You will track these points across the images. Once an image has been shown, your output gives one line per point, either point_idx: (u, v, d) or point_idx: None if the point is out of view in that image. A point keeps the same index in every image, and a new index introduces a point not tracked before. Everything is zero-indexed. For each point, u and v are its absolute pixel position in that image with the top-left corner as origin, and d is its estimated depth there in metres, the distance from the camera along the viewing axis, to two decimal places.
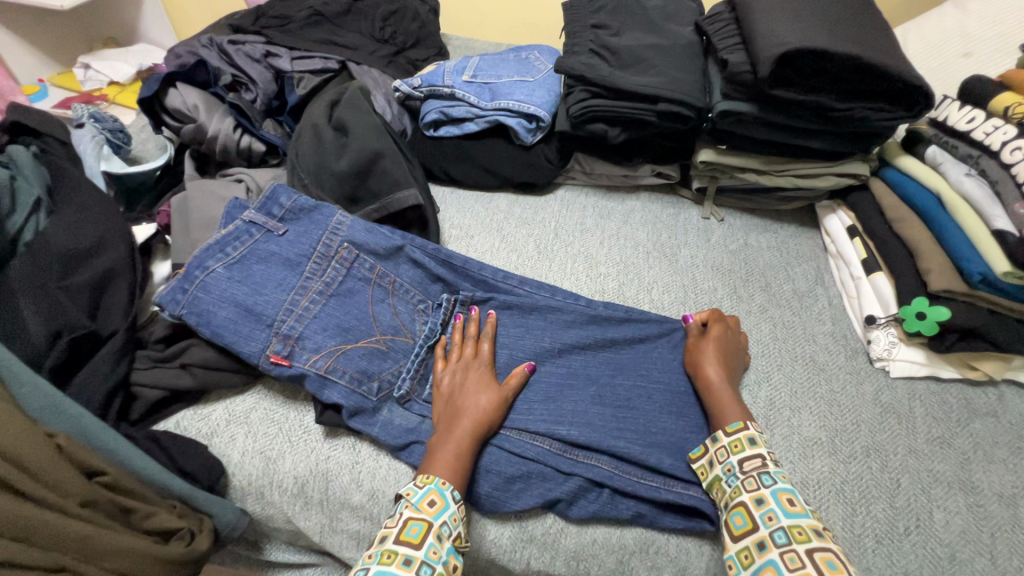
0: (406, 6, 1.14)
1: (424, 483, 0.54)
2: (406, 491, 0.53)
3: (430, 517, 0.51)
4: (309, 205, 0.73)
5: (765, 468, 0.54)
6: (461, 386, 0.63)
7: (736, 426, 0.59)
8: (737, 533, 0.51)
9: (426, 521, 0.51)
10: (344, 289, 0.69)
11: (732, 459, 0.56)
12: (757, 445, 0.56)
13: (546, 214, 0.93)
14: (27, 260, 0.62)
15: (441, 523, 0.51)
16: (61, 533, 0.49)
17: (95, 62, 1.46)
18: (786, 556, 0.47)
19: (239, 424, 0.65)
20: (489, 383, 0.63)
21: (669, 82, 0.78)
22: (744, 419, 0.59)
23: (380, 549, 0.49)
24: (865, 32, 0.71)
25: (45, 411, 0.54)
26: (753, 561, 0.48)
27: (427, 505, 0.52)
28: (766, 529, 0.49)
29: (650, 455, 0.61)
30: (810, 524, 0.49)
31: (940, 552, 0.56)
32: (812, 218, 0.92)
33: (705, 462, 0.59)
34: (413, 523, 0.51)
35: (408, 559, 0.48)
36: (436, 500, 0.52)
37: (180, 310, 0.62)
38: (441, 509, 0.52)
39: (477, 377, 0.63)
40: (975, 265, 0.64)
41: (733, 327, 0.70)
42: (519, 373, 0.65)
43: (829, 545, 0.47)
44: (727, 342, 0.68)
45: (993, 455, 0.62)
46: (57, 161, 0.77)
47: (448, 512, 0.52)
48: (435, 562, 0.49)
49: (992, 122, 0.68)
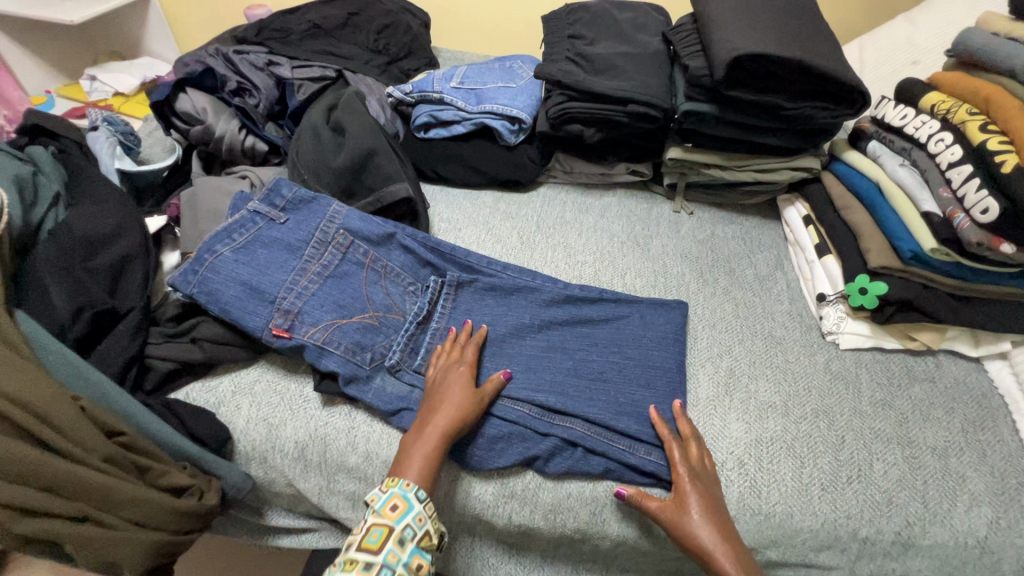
0: (399, 20, 1.22)
1: (388, 488, 0.56)
2: (371, 498, 0.56)
3: (391, 521, 0.54)
4: (308, 197, 0.80)
5: None
6: (441, 386, 0.66)
7: None
8: None
9: (387, 527, 0.53)
10: (340, 272, 0.75)
11: None
12: None
13: (529, 209, 1.00)
14: (51, 245, 0.68)
15: (404, 526, 0.54)
16: (84, 484, 0.55)
17: (101, 75, 1.54)
18: None
19: (244, 394, 0.71)
20: (466, 384, 0.65)
21: (637, 86, 0.86)
22: None
23: (344, 557, 0.52)
24: (809, 40, 0.80)
25: (70, 375, 0.60)
26: None
27: (389, 509, 0.55)
28: None
29: (620, 417, 0.67)
30: None
31: (879, 498, 0.62)
32: (774, 210, 0.99)
33: None
34: (375, 529, 0.53)
35: (368, 564, 0.51)
36: (399, 504, 0.55)
37: (192, 289, 0.69)
38: (404, 513, 0.54)
39: (457, 376, 0.66)
40: (907, 243, 0.72)
41: (700, 468, 0.62)
42: (495, 380, 0.68)
43: None
44: (704, 500, 0.59)
45: (929, 414, 0.69)
46: (74, 160, 0.84)
47: (411, 514, 0.55)
48: (395, 565, 0.52)
49: (920, 118, 0.75)
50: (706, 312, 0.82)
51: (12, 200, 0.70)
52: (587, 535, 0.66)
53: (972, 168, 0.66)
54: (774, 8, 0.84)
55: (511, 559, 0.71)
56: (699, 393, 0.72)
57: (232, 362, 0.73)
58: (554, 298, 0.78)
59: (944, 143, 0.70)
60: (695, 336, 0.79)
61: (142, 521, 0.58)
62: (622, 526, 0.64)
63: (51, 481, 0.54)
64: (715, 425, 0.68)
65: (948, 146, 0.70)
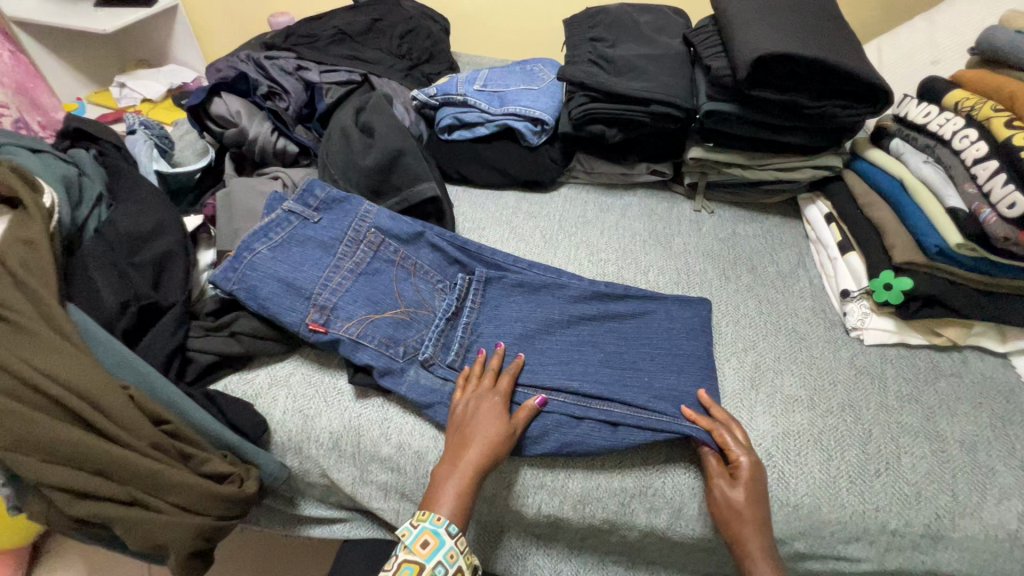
0: (421, 26, 1.25)
1: (417, 523, 0.57)
2: (402, 532, 0.57)
3: (421, 558, 0.55)
4: (339, 197, 0.82)
5: None
6: (473, 416, 0.64)
7: None
8: None
9: (417, 563, 0.55)
10: (371, 269, 0.77)
11: None
12: None
13: (551, 209, 1.01)
14: (97, 242, 0.71)
15: (434, 563, 0.55)
16: (134, 468, 0.58)
17: (130, 82, 1.59)
18: None
19: (280, 386, 0.73)
20: (500, 417, 0.64)
21: (659, 87, 0.87)
22: None
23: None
24: (831, 39, 0.81)
25: (118, 366, 0.63)
26: None
27: (420, 547, 0.56)
28: None
29: (657, 401, 0.68)
30: None
31: (907, 491, 0.63)
32: (794, 209, 1.00)
33: None
34: (406, 565, 0.55)
35: None
36: (429, 540, 0.56)
37: (232, 286, 0.71)
38: (434, 550, 0.56)
39: (490, 408, 0.65)
40: (932, 238, 0.72)
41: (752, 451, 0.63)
42: (529, 408, 0.66)
43: None
44: (751, 482, 0.60)
45: (956, 408, 0.69)
46: (114, 161, 0.87)
47: (441, 551, 0.56)
48: None
49: (945, 115, 0.76)
50: (729, 308, 0.83)
51: (60, 199, 0.73)
52: (616, 526, 0.67)
53: (998, 164, 0.67)
54: (795, 9, 0.86)
55: (540, 549, 0.72)
56: (725, 387, 0.73)
57: (268, 356, 0.75)
58: (581, 294, 0.79)
59: (969, 140, 0.71)
60: (719, 331, 0.80)
61: (186, 504, 0.60)
62: (650, 517, 0.65)
63: (103, 466, 0.57)
64: (742, 419, 0.69)
65: (972, 143, 0.70)
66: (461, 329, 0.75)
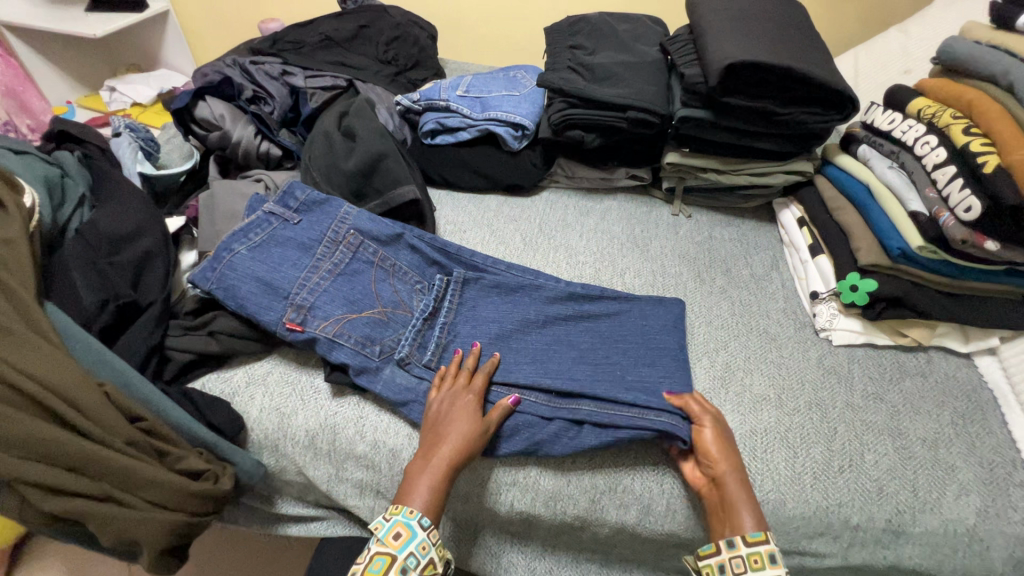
0: (407, 33, 1.27)
1: (392, 516, 0.57)
2: (375, 525, 0.57)
3: (393, 550, 0.55)
4: (320, 199, 0.84)
5: None
6: (448, 413, 0.65)
7: (756, 536, 0.56)
8: (750, 539, 0.56)
9: (389, 555, 0.55)
10: (350, 270, 0.78)
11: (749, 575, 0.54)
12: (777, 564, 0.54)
13: (532, 212, 1.03)
14: (77, 242, 0.72)
15: (405, 555, 0.55)
16: (108, 464, 0.58)
17: (120, 86, 1.60)
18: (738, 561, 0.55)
19: (258, 385, 0.74)
20: (474, 414, 0.65)
21: (635, 93, 0.89)
22: (762, 529, 0.57)
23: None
24: (800, 48, 0.83)
25: (96, 364, 0.64)
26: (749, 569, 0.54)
27: (393, 539, 0.55)
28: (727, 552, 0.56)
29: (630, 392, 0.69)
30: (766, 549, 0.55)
31: (869, 487, 0.64)
32: (770, 214, 1.02)
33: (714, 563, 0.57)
34: (378, 557, 0.55)
35: None
36: (402, 532, 0.56)
37: (211, 286, 0.72)
38: (407, 541, 0.55)
39: (465, 405, 0.65)
40: (895, 241, 0.74)
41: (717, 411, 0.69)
42: (501, 407, 0.67)
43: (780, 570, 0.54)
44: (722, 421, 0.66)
45: (920, 407, 0.71)
46: (98, 164, 0.88)
47: (413, 543, 0.55)
48: None
49: (907, 122, 0.78)
50: (703, 310, 0.84)
51: (42, 200, 0.74)
52: (586, 523, 0.68)
53: (956, 169, 0.69)
54: (766, 19, 0.88)
55: (514, 546, 0.73)
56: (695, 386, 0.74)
57: (247, 355, 0.76)
58: (559, 294, 0.81)
59: (930, 146, 0.73)
60: (693, 332, 0.81)
61: (160, 501, 0.61)
62: (619, 513, 0.67)
63: (76, 461, 0.57)
64: None
65: (934, 148, 0.73)
66: (438, 329, 0.76)
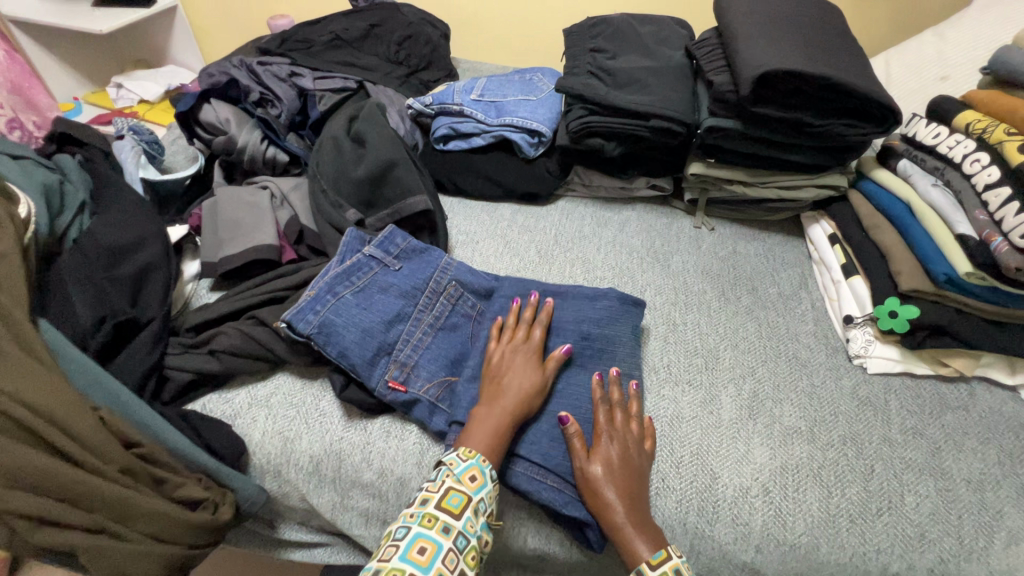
0: (419, 32, 1.23)
1: (467, 457, 0.57)
2: (451, 460, 0.57)
3: (471, 491, 0.55)
4: (420, 247, 0.80)
5: None
6: (508, 366, 0.66)
7: (660, 556, 0.54)
8: (654, 561, 0.54)
9: (466, 495, 0.55)
10: (449, 324, 0.74)
11: None
12: None
13: (547, 223, 0.99)
14: (76, 253, 0.69)
15: (479, 499, 0.55)
16: (103, 496, 0.55)
17: (127, 82, 1.57)
18: None
19: (260, 407, 0.70)
20: (537, 365, 0.67)
21: (659, 100, 0.85)
22: (664, 547, 0.55)
23: (422, 511, 0.53)
24: (837, 56, 0.78)
25: (91, 386, 0.61)
26: None
27: (468, 479, 0.56)
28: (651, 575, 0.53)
29: None
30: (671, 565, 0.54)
31: (910, 532, 0.60)
32: (798, 227, 0.98)
33: None
34: (454, 493, 0.55)
35: (446, 527, 0.53)
36: (477, 475, 0.56)
37: (311, 329, 0.67)
38: (481, 485, 0.56)
39: (616, 428, 0.63)
40: (940, 266, 0.69)
41: (618, 433, 0.62)
42: (557, 357, 0.68)
43: None
44: (622, 460, 0.60)
45: (963, 445, 0.66)
46: (99, 168, 0.85)
47: (486, 489, 0.56)
48: (470, 535, 0.54)
49: (955, 137, 0.74)
50: (728, 332, 0.80)
51: (39, 208, 0.71)
52: (605, 562, 0.64)
53: (1011, 190, 0.65)
54: (801, 23, 0.83)
55: None
56: (722, 415, 0.70)
57: (249, 374, 0.73)
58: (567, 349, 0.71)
59: (980, 164, 0.69)
60: (718, 356, 0.77)
61: (157, 532, 0.58)
62: None
63: (68, 493, 0.54)
64: (739, 450, 0.66)
65: (984, 167, 0.69)
66: None
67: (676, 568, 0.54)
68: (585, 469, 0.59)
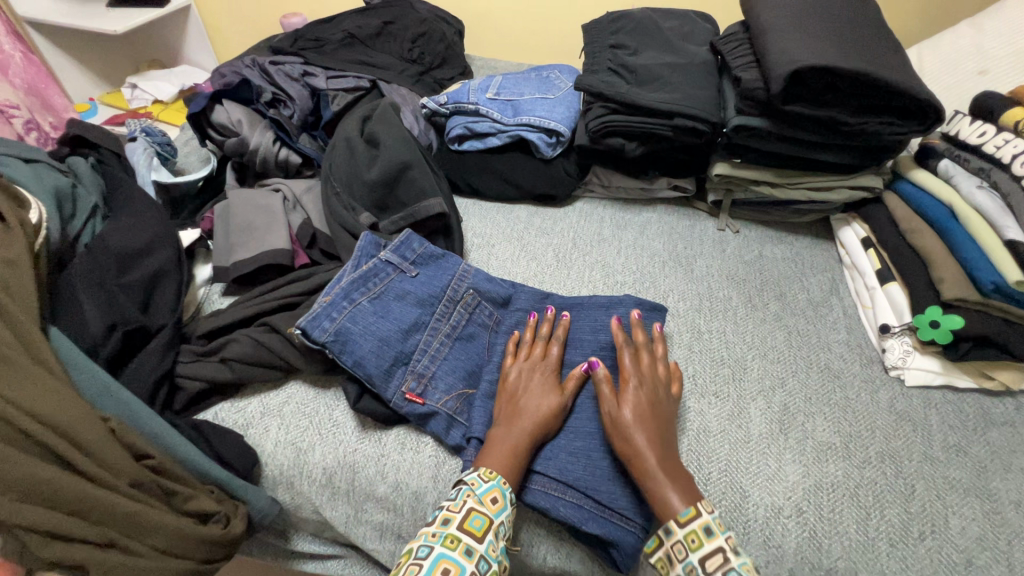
0: (433, 29, 1.21)
1: (489, 478, 0.55)
2: (471, 481, 0.55)
3: (491, 513, 0.53)
4: (437, 253, 0.78)
5: (728, 564, 0.49)
6: (527, 385, 0.64)
7: (688, 514, 0.52)
8: (682, 519, 0.52)
9: (487, 517, 0.53)
10: (466, 333, 0.72)
11: (692, 559, 0.50)
12: (714, 537, 0.51)
13: (565, 225, 0.96)
14: (87, 257, 0.68)
15: (500, 521, 0.53)
16: (113, 510, 0.54)
17: (142, 83, 1.56)
18: (689, 537, 0.51)
19: (273, 416, 0.69)
20: (555, 387, 0.64)
21: (683, 98, 0.81)
22: (693, 503, 0.53)
23: (444, 531, 0.51)
24: (874, 50, 0.74)
25: (101, 396, 0.59)
26: (701, 545, 0.50)
27: (489, 501, 0.54)
28: (679, 533, 0.52)
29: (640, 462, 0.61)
30: (700, 525, 0.51)
31: (955, 558, 0.56)
32: (827, 230, 0.94)
33: (662, 557, 0.53)
34: (474, 514, 0.52)
35: (469, 549, 0.51)
36: (498, 497, 0.54)
37: (327, 338, 0.65)
38: (502, 508, 0.54)
39: (642, 374, 0.63)
40: (988, 274, 0.66)
41: (644, 380, 0.62)
42: (576, 376, 0.65)
43: (718, 543, 0.50)
44: (648, 404, 0.60)
45: (1012, 464, 0.62)
46: (112, 171, 0.84)
47: (507, 512, 0.54)
48: (492, 559, 0.51)
49: (1003, 136, 0.71)
50: (755, 340, 0.76)
51: (51, 212, 0.70)
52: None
53: None
54: (834, 16, 0.79)
55: None
56: (751, 430, 0.66)
57: (262, 383, 0.71)
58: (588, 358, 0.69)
59: None
60: (745, 367, 0.73)
61: (168, 548, 0.57)
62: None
63: (77, 506, 0.53)
64: (770, 466, 0.63)
65: None
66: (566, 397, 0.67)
67: (707, 526, 0.51)
68: (613, 412, 0.59)
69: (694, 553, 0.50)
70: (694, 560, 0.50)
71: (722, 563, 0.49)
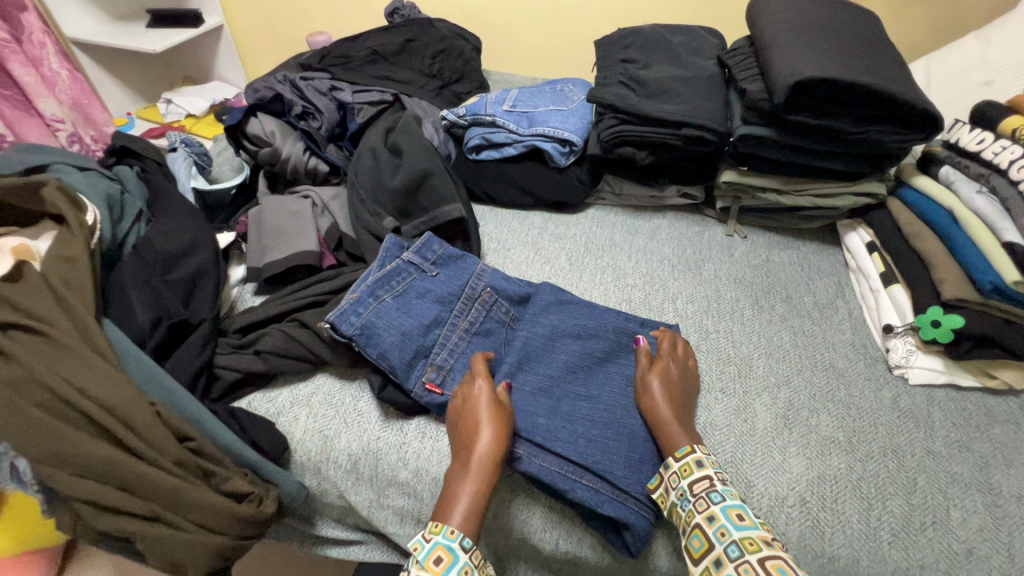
0: (452, 46, 1.27)
1: (431, 536, 0.54)
2: (414, 547, 0.54)
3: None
4: (455, 254, 0.83)
5: (713, 486, 0.57)
6: (467, 413, 0.63)
7: (684, 451, 0.61)
8: (678, 454, 0.61)
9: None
10: (483, 329, 0.76)
11: (683, 484, 0.58)
12: (704, 467, 0.59)
13: (578, 230, 1.00)
14: (135, 258, 0.74)
15: None
16: (158, 485, 0.58)
17: (176, 98, 1.65)
18: (681, 468, 0.60)
19: (302, 405, 0.73)
20: (491, 407, 0.62)
21: (691, 109, 0.85)
22: (690, 444, 0.62)
23: None
24: (875, 63, 0.78)
25: (147, 382, 0.64)
26: (692, 472, 0.58)
27: (434, 563, 0.52)
28: (676, 465, 0.60)
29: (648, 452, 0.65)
30: (693, 458, 0.60)
31: (956, 548, 0.58)
32: (833, 236, 0.96)
33: (661, 491, 0.60)
34: None
35: None
36: (443, 556, 0.52)
37: (354, 331, 0.69)
38: (449, 565, 0.52)
39: (676, 355, 0.71)
40: (987, 274, 0.68)
41: (679, 362, 0.70)
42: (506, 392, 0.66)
43: (706, 471, 0.58)
44: (678, 377, 0.68)
45: (1013, 460, 0.64)
46: (155, 179, 0.90)
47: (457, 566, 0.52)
48: None
49: (1000, 143, 0.74)
50: (762, 340, 0.79)
51: (103, 216, 0.76)
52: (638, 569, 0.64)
53: None
54: (837, 31, 0.83)
55: None
56: (757, 424, 0.69)
57: (292, 375, 0.76)
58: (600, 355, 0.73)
59: None
60: (751, 364, 0.76)
61: (206, 524, 0.61)
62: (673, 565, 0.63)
63: (128, 481, 0.58)
64: (774, 458, 0.65)
65: None
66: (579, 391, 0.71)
67: (699, 460, 0.60)
68: (644, 374, 0.68)
69: (685, 480, 0.58)
70: (683, 485, 0.58)
71: (708, 486, 0.57)
